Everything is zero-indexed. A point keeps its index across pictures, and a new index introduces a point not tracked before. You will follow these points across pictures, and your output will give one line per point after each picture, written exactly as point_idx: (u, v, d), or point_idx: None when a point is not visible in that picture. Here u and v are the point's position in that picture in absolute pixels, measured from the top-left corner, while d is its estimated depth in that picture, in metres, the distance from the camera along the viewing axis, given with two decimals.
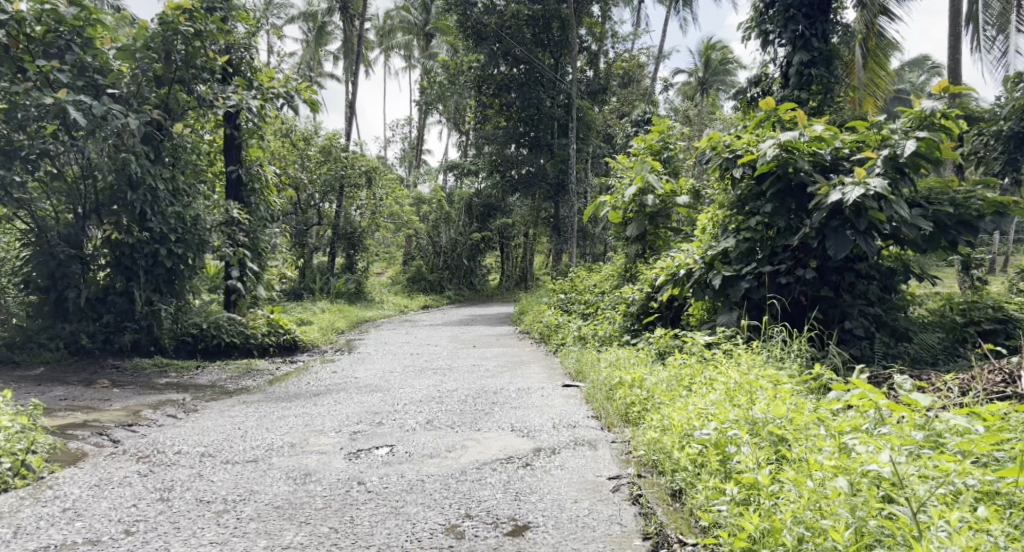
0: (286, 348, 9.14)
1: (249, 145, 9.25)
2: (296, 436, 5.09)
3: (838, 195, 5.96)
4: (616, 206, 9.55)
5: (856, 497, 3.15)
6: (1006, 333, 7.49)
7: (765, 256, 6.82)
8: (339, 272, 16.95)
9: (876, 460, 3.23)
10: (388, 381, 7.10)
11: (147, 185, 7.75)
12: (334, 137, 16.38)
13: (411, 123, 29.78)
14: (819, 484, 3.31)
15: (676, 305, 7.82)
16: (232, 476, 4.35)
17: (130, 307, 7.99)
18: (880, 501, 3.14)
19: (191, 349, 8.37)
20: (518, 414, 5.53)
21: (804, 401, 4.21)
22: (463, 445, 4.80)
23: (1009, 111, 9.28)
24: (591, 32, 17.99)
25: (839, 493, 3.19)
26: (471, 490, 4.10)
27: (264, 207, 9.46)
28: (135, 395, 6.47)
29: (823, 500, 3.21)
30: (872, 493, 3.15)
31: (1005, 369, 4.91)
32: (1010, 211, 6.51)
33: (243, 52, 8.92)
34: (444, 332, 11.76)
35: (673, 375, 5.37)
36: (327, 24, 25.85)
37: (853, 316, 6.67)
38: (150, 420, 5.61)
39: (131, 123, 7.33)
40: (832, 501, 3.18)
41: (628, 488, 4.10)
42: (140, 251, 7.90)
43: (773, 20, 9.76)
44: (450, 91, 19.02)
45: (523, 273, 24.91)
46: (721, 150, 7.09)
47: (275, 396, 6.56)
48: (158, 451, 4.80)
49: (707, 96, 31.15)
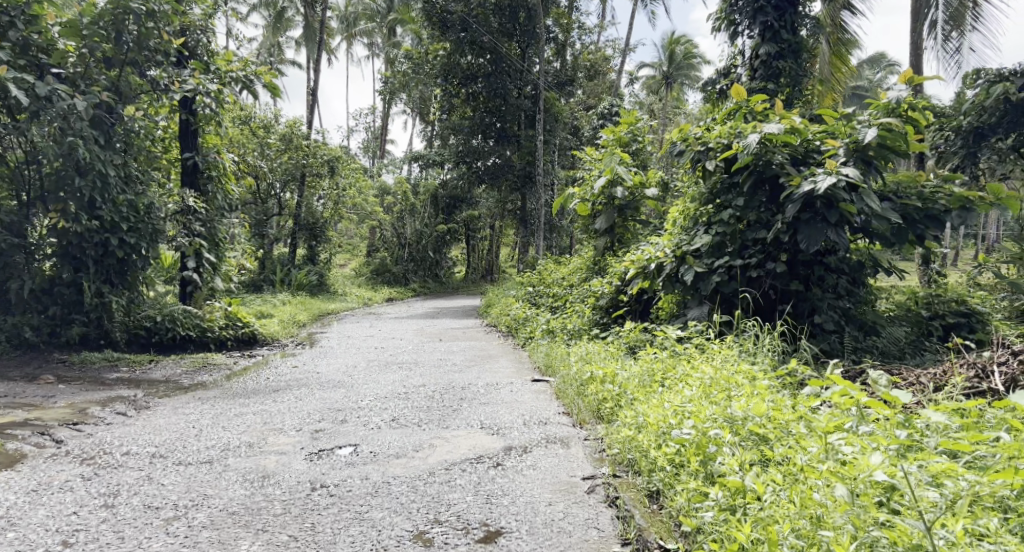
0: (244, 341, 8.86)
1: (206, 132, 8.92)
2: (254, 435, 4.84)
3: (810, 186, 5.90)
4: (585, 198, 9.42)
5: (854, 507, 3.02)
6: (970, 328, 7.51)
7: (736, 249, 6.72)
8: (301, 264, 16.53)
9: (871, 464, 3.13)
10: (351, 376, 6.85)
11: (96, 170, 7.32)
12: (295, 125, 15.98)
13: (374, 112, 29.41)
14: (812, 491, 3.20)
15: (645, 298, 7.71)
16: (184, 479, 4.09)
17: (77, 298, 7.61)
18: (877, 509, 3.02)
19: (144, 343, 8.02)
20: (487, 411, 5.35)
21: (781, 397, 4.11)
22: (431, 444, 4.60)
23: (969, 107, 9.35)
24: (558, 23, 17.80)
25: (835, 500, 3.08)
26: (439, 493, 3.91)
27: (222, 195, 9.11)
28: (80, 392, 6.13)
29: (820, 509, 3.09)
30: (869, 500, 3.03)
31: (976, 362, 4.77)
32: (975, 206, 6.47)
33: (199, 34, 8.55)
34: (410, 325, 11.55)
35: (645, 369, 5.26)
36: (286, 9, 25.20)
37: (822, 310, 6.58)
38: (98, 419, 5.31)
39: (77, 104, 6.97)
40: (828, 511, 3.06)
41: (604, 489, 3.95)
42: (89, 240, 7.51)
43: (743, 11, 9.70)
44: (414, 80, 18.75)
45: (489, 266, 24.76)
46: (693, 143, 7.00)
47: (234, 391, 6.30)
48: (104, 452, 4.52)
49: (671, 90, 31.18)
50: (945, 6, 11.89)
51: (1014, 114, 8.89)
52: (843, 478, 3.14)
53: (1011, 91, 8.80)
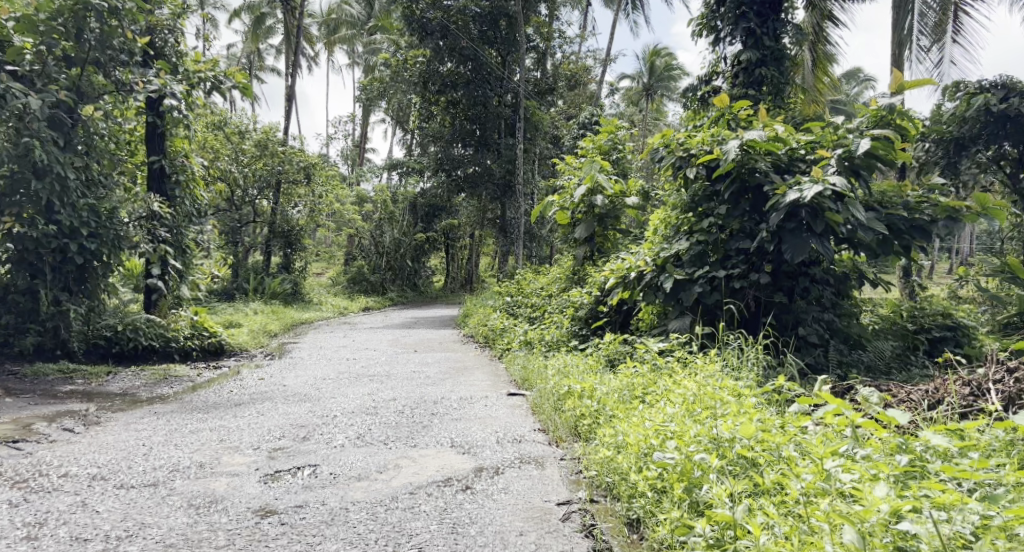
0: (211, 352, 8.52)
1: (174, 135, 8.58)
2: (207, 454, 4.51)
3: (796, 195, 5.65)
4: (564, 206, 9.15)
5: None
6: (956, 341, 7.28)
7: (718, 259, 6.47)
8: (276, 272, 16.17)
9: (876, 501, 2.91)
10: (319, 390, 6.52)
11: (55, 173, 7.03)
12: (271, 131, 15.70)
13: (354, 119, 28.99)
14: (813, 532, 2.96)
15: (625, 309, 7.46)
16: (122, 505, 3.76)
17: (34, 307, 7.24)
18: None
19: (104, 353, 7.64)
20: (459, 427, 5.05)
21: (769, 415, 3.86)
22: (396, 464, 4.29)
23: (950, 118, 9.22)
24: (538, 32, 17.59)
25: (843, 544, 2.84)
26: (401, 521, 3.61)
27: (189, 201, 8.78)
28: (28, 406, 5.76)
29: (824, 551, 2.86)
30: (880, 545, 2.79)
31: (972, 380, 4.47)
32: (962, 217, 6.24)
33: (167, 34, 8.25)
34: (385, 335, 11.20)
35: (625, 383, 4.99)
36: (266, 16, 24.92)
37: (807, 323, 6.38)
38: (41, 436, 4.95)
39: (33, 103, 6.66)
40: None
41: (579, 517, 3.69)
42: (46, 245, 7.16)
43: (724, 17, 9.49)
44: (392, 88, 18.52)
45: (468, 275, 24.40)
46: (675, 149, 6.69)
47: (193, 405, 5.95)
48: (40, 474, 4.16)
49: (651, 101, 31.00)
50: (921, 17, 11.67)
51: (996, 125, 8.76)
52: (847, 517, 2.91)
53: (992, 102, 8.69)
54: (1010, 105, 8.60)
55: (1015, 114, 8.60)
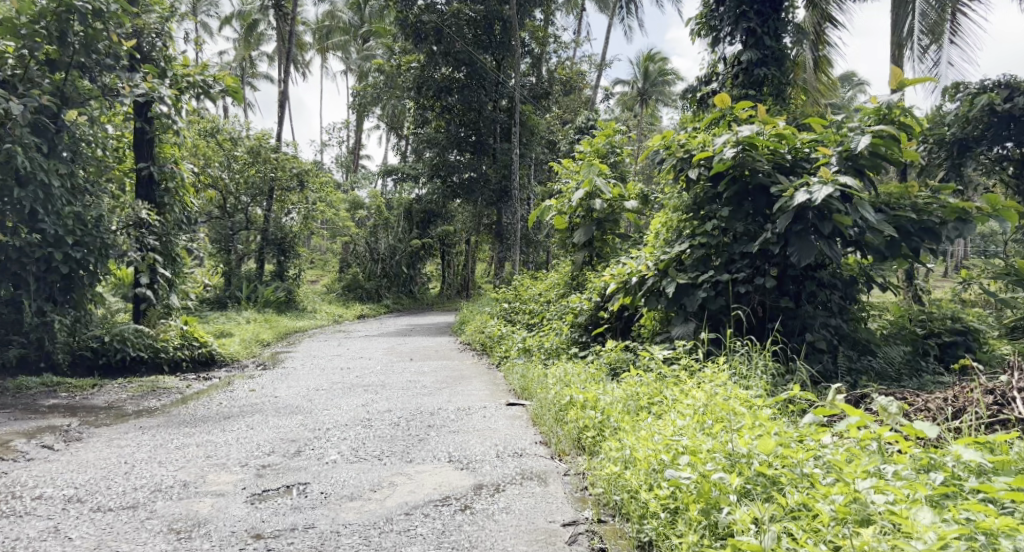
0: (201, 362, 8.29)
1: (162, 142, 8.34)
2: (192, 472, 4.28)
3: (804, 196, 5.43)
4: (562, 210, 8.94)
5: None
6: (967, 346, 7.06)
7: (722, 263, 6.25)
8: (269, 280, 15.77)
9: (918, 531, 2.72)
10: (311, 401, 6.27)
11: (38, 180, 6.77)
12: (263, 137, 15.42)
13: (349, 126, 28.74)
14: None
15: (626, 315, 7.25)
16: (97, 530, 3.53)
17: (17, 318, 6.98)
18: None
19: (90, 365, 7.41)
20: (457, 440, 4.82)
21: (785, 427, 3.66)
22: (391, 482, 4.07)
23: (953, 119, 9.01)
24: (533, 37, 17.43)
25: None
26: (396, 545, 3.39)
27: (180, 208, 8.52)
28: (6, 422, 5.52)
29: None
30: None
31: (996, 388, 4.23)
32: (972, 218, 6.04)
33: (154, 37, 8.01)
34: (380, 343, 10.95)
35: (630, 392, 4.77)
36: (258, 22, 24.66)
37: (814, 328, 6.14)
38: (19, 453, 4.72)
39: (13, 108, 6.43)
40: None
41: (587, 539, 3.48)
42: (29, 255, 6.86)
43: (724, 17, 9.32)
44: (387, 94, 18.33)
45: (465, 282, 24.14)
46: (675, 150, 6.47)
47: (179, 419, 5.69)
48: (14, 496, 3.93)
49: (646, 107, 30.78)
50: (921, 16, 11.51)
51: (1000, 125, 8.59)
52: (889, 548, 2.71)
53: (997, 102, 8.54)
54: (1015, 105, 8.46)
55: (1019, 114, 8.44)
